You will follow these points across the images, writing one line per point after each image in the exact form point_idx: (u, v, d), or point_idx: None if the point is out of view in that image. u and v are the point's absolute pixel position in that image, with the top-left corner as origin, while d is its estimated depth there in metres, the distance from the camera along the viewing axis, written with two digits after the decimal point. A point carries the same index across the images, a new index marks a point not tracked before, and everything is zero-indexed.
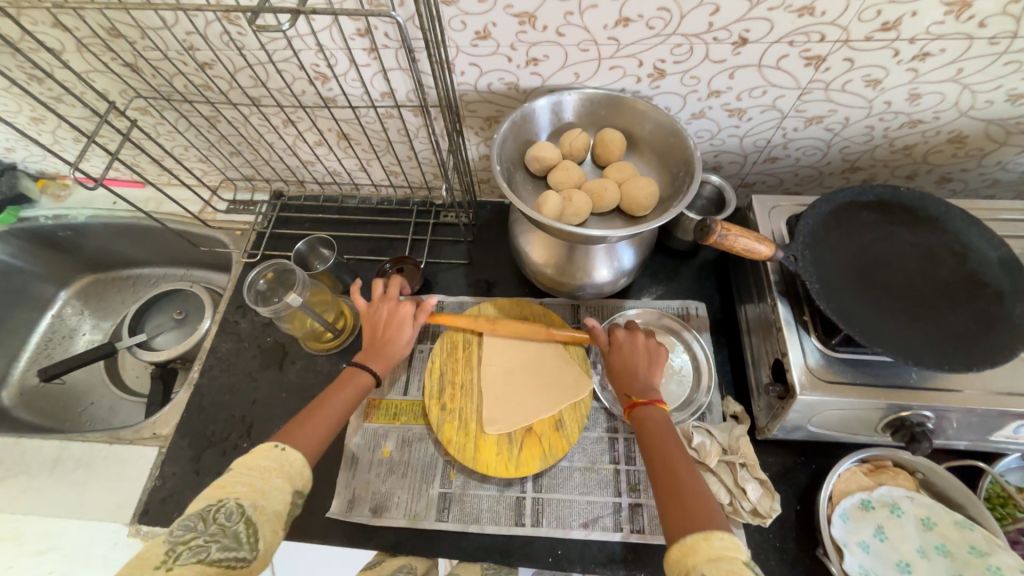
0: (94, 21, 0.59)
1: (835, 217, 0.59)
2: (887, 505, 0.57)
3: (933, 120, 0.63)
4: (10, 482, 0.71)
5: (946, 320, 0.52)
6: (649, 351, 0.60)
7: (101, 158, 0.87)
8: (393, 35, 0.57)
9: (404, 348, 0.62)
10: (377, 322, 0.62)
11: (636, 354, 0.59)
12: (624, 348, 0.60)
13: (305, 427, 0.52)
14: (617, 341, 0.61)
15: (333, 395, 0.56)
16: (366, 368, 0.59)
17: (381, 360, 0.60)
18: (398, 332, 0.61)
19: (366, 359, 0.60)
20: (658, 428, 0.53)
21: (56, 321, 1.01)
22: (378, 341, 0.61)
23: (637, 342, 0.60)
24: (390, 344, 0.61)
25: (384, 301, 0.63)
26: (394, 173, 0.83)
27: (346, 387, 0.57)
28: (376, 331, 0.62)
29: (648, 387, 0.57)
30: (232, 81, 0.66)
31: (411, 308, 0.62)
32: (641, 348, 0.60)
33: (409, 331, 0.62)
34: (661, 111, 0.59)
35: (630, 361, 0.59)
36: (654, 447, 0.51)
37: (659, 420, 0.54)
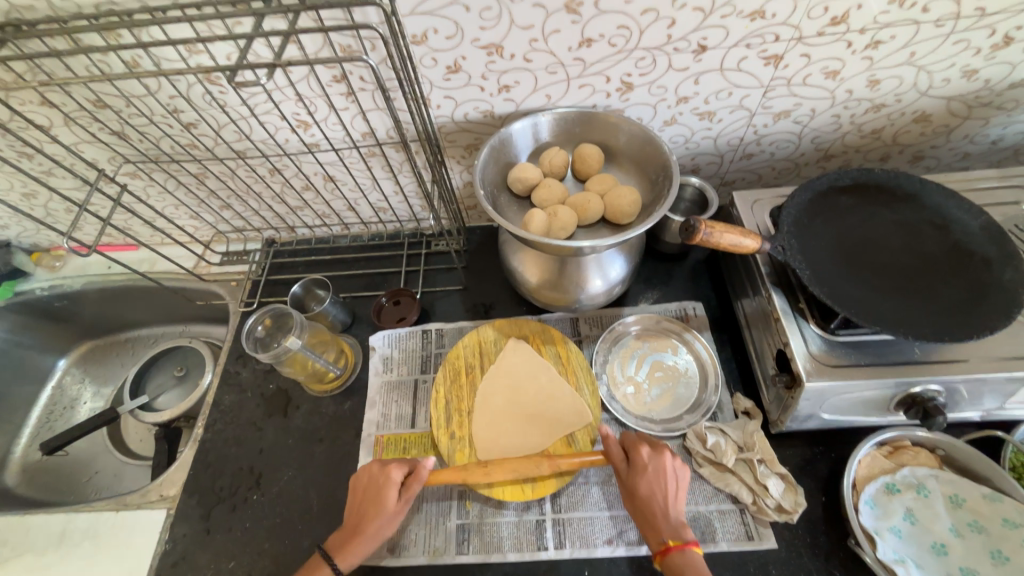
0: (80, 95, 0.62)
1: (817, 205, 0.60)
2: (913, 486, 0.55)
3: (896, 103, 0.65)
4: (17, 562, 0.69)
5: (938, 293, 0.53)
6: (674, 475, 0.53)
7: (93, 225, 0.88)
8: (367, 78, 0.59)
9: (388, 527, 0.54)
10: (361, 487, 0.56)
11: (660, 480, 0.52)
12: (649, 472, 0.52)
13: (324, 574, 0.52)
14: (639, 463, 0.53)
15: (358, 545, 0.53)
16: (332, 560, 0.52)
17: (363, 539, 0.53)
18: (381, 506, 0.53)
19: (336, 544, 0.54)
20: (645, 494, 0.52)
21: (56, 392, 1.00)
22: (354, 526, 0.54)
23: (665, 466, 0.53)
24: (380, 497, 0.54)
25: (365, 470, 0.57)
26: (382, 209, 0.85)
27: (371, 538, 0.53)
28: (356, 505, 0.55)
29: (677, 526, 0.50)
30: (217, 137, 0.68)
31: (396, 473, 0.55)
32: (667, 472, 0.53)
33: (394, 500, 0.54)
34: (633, 122, 0.61)
35: (655, 484, 0.52)
36: (642, 500, 0.52)
37: (650, 486, 0.52)
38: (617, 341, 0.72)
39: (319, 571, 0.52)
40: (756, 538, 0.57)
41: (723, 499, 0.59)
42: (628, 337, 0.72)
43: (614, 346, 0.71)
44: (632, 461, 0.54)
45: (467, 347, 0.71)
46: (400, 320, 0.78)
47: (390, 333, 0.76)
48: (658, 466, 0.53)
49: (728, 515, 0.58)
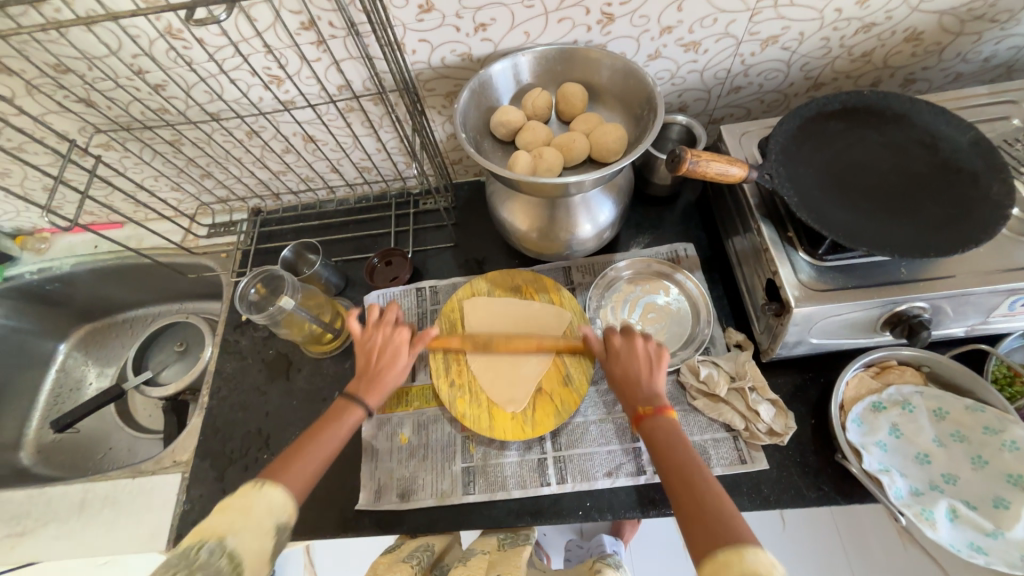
0: (39, 59, 0.59)
1: (805, 132, 0.59)
2: (899, 403, 0.57)
3: (886, 21, 0.63)
4: (44, 529, 0.72)
5: (925, 211, 0.53)
6: (647, 352, 0.54)
7: (74, 203, 0.86)
8: (337, 22, 0.57)
9: (400, 375, 0.58)
10: (371, 348, 0.59)
11: (634, 360, 0.54)
12: (622, 357, 0.54)
13: (304, 458, 0.49)
14: (613, 348, 0.56)
15: (331, 428, 0.53)
16: (359, 399, 0.56)
17: (375, 391, 0.56)
18: (393, 358, 0.58)
19: (358, 387, 0.57)
20: (623, 370, 0.54)
21: (61, 375, 1.01)
22: (372, 370, 0.58)
23: (637, 347, 0.55)
24: (384, 372, 0.58)
25: (378, 326, 0.60)
26: (365, 169, 0.83)
27: (341, 425, 0.53)
28: (372, 358, 0.58)
29: (654, 395, 0.51)
30: (188, 99, 0.66)
31: (405, 329, 0.60)
32: (639, 353, 0.54)
33: (406, 357, 0.59)
34: (615, 55, 0.59)
35: (629, 363, 0.54)
36: (621, 376, 0.53)
37: (626, 364, 0.54)
38: (609, 286, 0.72)
39: (298, 455, 0.49)
40: (749, 461, 0.59)
41: (717, 428, 0.62)
42: (621, 281, 0.72)
43: (606, 291, 0.72)
44: (611, 348, 0.56)
45: (460, 299, 0.71)
46: (394, 279, 0.78)
47: (384, 292, 0.77)
48: (631, 350, 0.55)
49: (722, 442, 0.61)
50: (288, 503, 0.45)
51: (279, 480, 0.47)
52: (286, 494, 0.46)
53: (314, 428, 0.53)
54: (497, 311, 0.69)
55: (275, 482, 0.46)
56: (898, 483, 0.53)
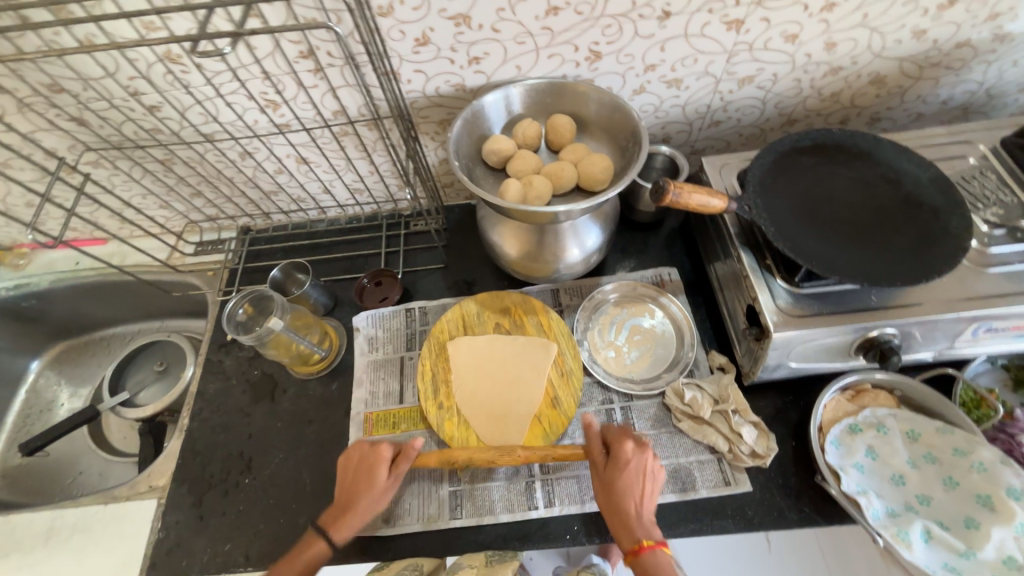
0: (34, 78, 0.60)
1: (780, 166, 0.62)
2: (874, 425, 0.59)
3: (852, 65, 0.67)
4: (5, 561, 0.68)
5: (893, 243, 0.56)
6: (646, 473, 0.53)
7: (57, 219, 0.85)
8: (336, 52, 0.59)
9: (377, 504, 0.56)
10: (351, 467, 0.59)
11: (641, 478, 0.53)
12: (627, 470, 0.53)
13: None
14: (624, 455, 0.53)
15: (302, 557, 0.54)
16: (325, 531, 0.55)
17: (342, 525, 0.55)
18: (369, 487, 0.56)
19: (329, 520, 0.56)
20: (620, 488, 0.52)
21: (31, 395, 0.98)
22: (344, 501, 0.57)
23: (643, 464, 0.53)
24: (359, 497, 0.56)
25: (361, 444, 0.59)
26: (357, 190, 0.84)
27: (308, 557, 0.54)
28: (347, 479, 0.58)
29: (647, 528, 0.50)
30: (183, 120, 0.67)
31: (388, 450, 0.58)
32: (646, 473, 0.53)
33: (385, 478, 0.57)
34: (603, 90, 0.62)
35: (633, 479, 0.53)
36: (616, 495, 0.52)
37: (625, 482, 0.52)
38: (596, 308, 0.74)
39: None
40: (733, 483, 0.60)
41: (702, 450, 0.63)
42: (608, 304, 0.74)
43: (593, 314, 0.74)
44: (612, 459, 0.54)
45: (450, 321, 0.72)
46: (383, 300, 0.78)
47: (373, 313, 0.77)
48: (640, 465, 0.53)
49: (707, 464, 0.62)
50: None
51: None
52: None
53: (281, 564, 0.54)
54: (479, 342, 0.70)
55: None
56: (875, 505, 0.55)
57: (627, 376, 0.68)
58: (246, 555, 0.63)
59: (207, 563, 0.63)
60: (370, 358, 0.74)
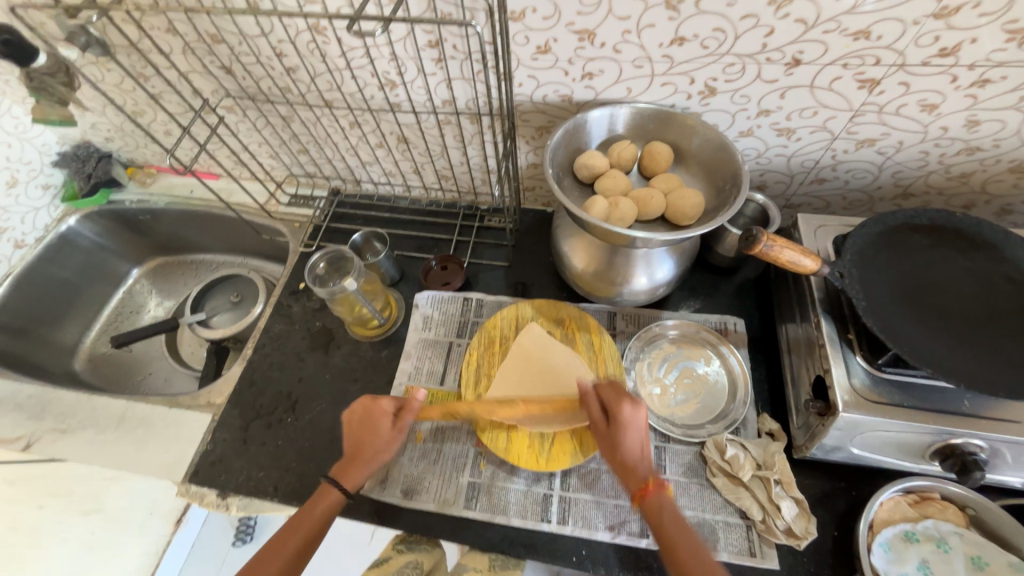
0: (202, 27, 0.68)
1: (885, 239, 0.58)
2: (933, 539, 0.54)
3: (992, 148, 0.62)
4: (80, 434, 0.78)
5: (1002, 349, 0.51)
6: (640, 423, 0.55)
7: (184, 150, 0.96)
8: (461, 47, 0.62)
9: (387, 449, 0.59)
10: (354, 421, 0.60)
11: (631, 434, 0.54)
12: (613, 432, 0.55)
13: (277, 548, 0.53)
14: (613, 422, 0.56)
15: (315, 506, 0.56)
16: (340, 484, 0.57)
17: (352, 473, 0.58)
18: (376, 433, 0.59)
19: (340, 471, 0.58)
20: (622, 445, 0.54)
21: (126, 296, 1.10)
22: (354, 448, 0.59)
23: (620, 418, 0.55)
24: (362, 446, 0.59)
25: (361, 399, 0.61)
26: (444, 176, 0.88)
27: (325, 502, 0.56)
28: (353, 433, 0.60)
29: (651, 471, 0.53)
30: (311, 84, 0.73)
31: (388, 403, 0.60)
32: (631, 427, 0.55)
33: (388, 429, 0.59)
34: (710, 127, 0.61)
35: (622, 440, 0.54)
36: (620, 456, 0.54)
37: (627, 438, 0.54)
38: (651, 341, 0.73)
39: (278, 545, 0.53)
40: (759, 556, 0.57)
41: (731, 512, 0.60)
42: (664, 339, 0.73)
43: (647, 345, 0.72)
44: (611, 418, 0.56)
45: (504, 319, 0.74)
46: (444, 284, 0.81)
47: (435, 295, 0.80)
48: (628, 423, 0.55)
49: (734, 528, 0.59)
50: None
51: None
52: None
53: (296, 517, 0.56)
54: (534, 344, 0.70)
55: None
56: None
57: (668, 416, 0.66)
58: (274, 486, 0.68)
59: (240, 484, 0.69)
60: (421, 335, 0.77)
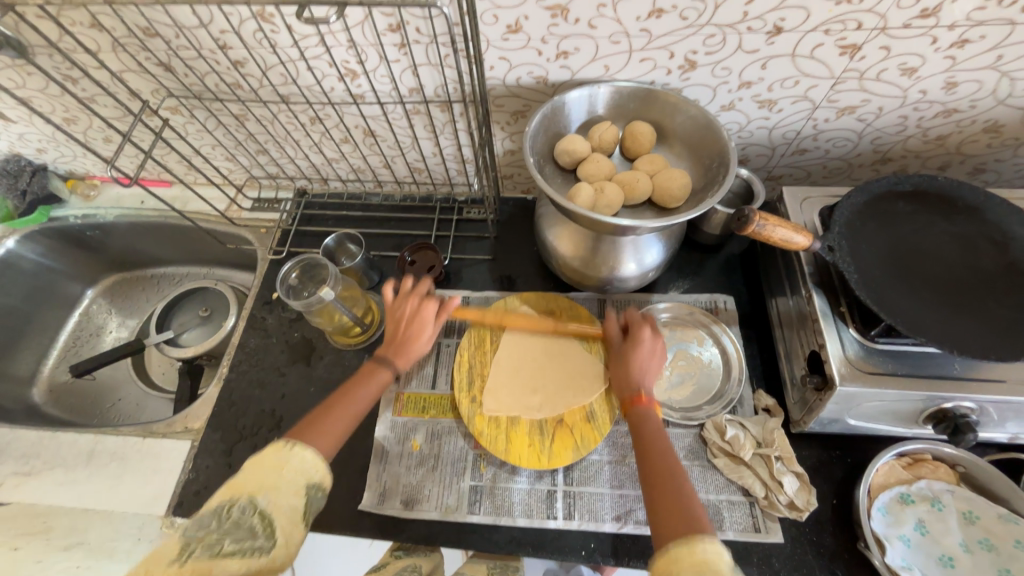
0: (131, 21, 0.61)
1: (871, 208, 0.58)
2: (928, 499, 0.56)
3: (969, 109, 0.62)
4: (47, 474, 0.72)
5: (988, 311, 0.51)
6: (653, 348, 0.58)
7: (128, 157, 0.88)
8: (424, 30, 0.58)
9: (427, 344, 0.61)
10: (398, 314, 0.61)
11: (650, 358, 0.58)
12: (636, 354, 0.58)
13: (323, 428, 0.50)
14: (637, 338, 0.59)
15: (362, 388, 0.56)
16: (389, 364, 0.58)
17: (402, 355, 0.59)
18: (421, 328, 0.60)
19: (388, 353, 0.59)
20: (636, 360, 0.57)
21: (83, 319, 1.03)
22: (399, 339, 0.60)
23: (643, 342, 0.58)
24: (411, 342, 0.60)
25: (406, 299, 0.62)
26: (417, 169, 0.83)
27: (372, 383, 0.56)
28: (397, 326, 0.61)
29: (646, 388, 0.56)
30: (263, 78, 0.67)
31: (433, 305, 0.61)
32: (657, 353, 0.58)
33: (431, 328, 0.61)
34: (693, 103, 0.59)
35: (641, 361, 0.57)
36: (630, 361, 0.58)
37: (640, 357, 0.57)
38: None
39: (327, 416, 0.52)
40: (763, 531, 0.58)
41: (734, 491, 0.60)
42: (656, 323, 0.72)
43: None
44: (629, 337, 0.60)
45: (493, 315, 0.71)
46: (430, 268, 0.78)
47: None
48: (652, 346, 0.58)
49: (737, 506, 0.59)
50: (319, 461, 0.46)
51: (307, 442, 0.47)
52: (316, 454, 0.46)
53: (340, 393, 0.55)
54: (531, 334, 0.69)
55: (305, 444, 0.47)
56: None
57: (666, 401, 0.66)
58: None
59: None
60: None
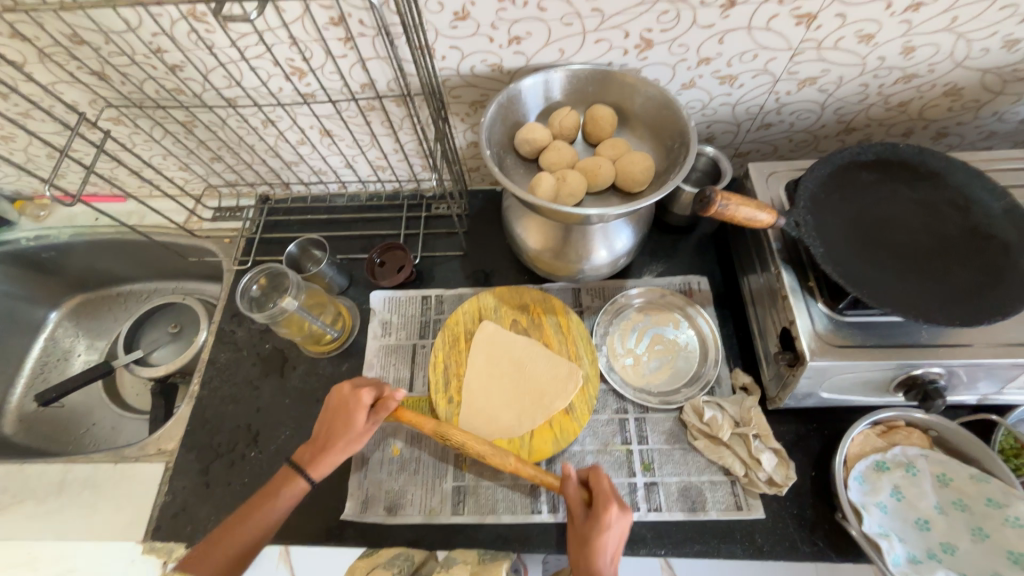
0: (55, 29, 0.57)
1: (835, 180, 0.57)
2: (902, 465, 0.56)
3: (928, 73, 0.61)
4: (19, 508, 0.70)
5: (952, 277, 0.51)
6: (620, 534, 0.50)
7: (76, 173, 0.84)
8: (368, 21, 0.55)
9: (350, 449, 0.55)
10: (334, 406, 0.57)
11: (612, 530, 0.49)
12: (598, 522, 0.49)
13: (212, 552, 0.52)
14: (603, 517, 0.49)
15: (268, 505, 0.54)
16: (303, 472, 0.56)
17: (318, 465, 0.55)
18: (347, 428, 0.55)
19: (303, 459, 0.56)
20: (593, 551, 0.49)
21: (49, 344, 0.99)
22: (322, 440, 0.56)
23: (608, 517, 0.49)
24: (330, 453, 0.55)
25: (342, 389, 0.57)
26: (380, 167, 0.81)
27: (285, 497, 0.55)
28: (328, 428, 0.56)
29: (607, 563, 0.49)
30: (205, 82, 0.64)
31: (365, 397, 0.55)
32: (615, 532, 0.50)
33: (363, 422, 0.56)
34: (651, 83, 0.58)
35: (600, 537, 0.49)
36: (586, 551, 0.49)
37: (600, 553, 0.48)
38: (619, 313, 0.71)
39: (239, 524, 0.53)
40: (745, 508, 0.58)
41: (715, 471, 0.61)
42: (631, 309, 0.71)
43: (615, 318, 0.71)
44: (594, 512, 0.51)
45: (466, 313, 0.70)
46: (400, 269, 0.77)
47: (390, 296, 0.76)
48: (617, 527, 0.50)
49: (719, 486, 0.60)
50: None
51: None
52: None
53: (257, 499, 0.55)
54: (504, 333, 0.68)
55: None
56: (897, 550, 0.52)
57: (644, 387, 0.66)
58: None
59: (210, 531, 0.64)
60: (382, 343, 0.73)
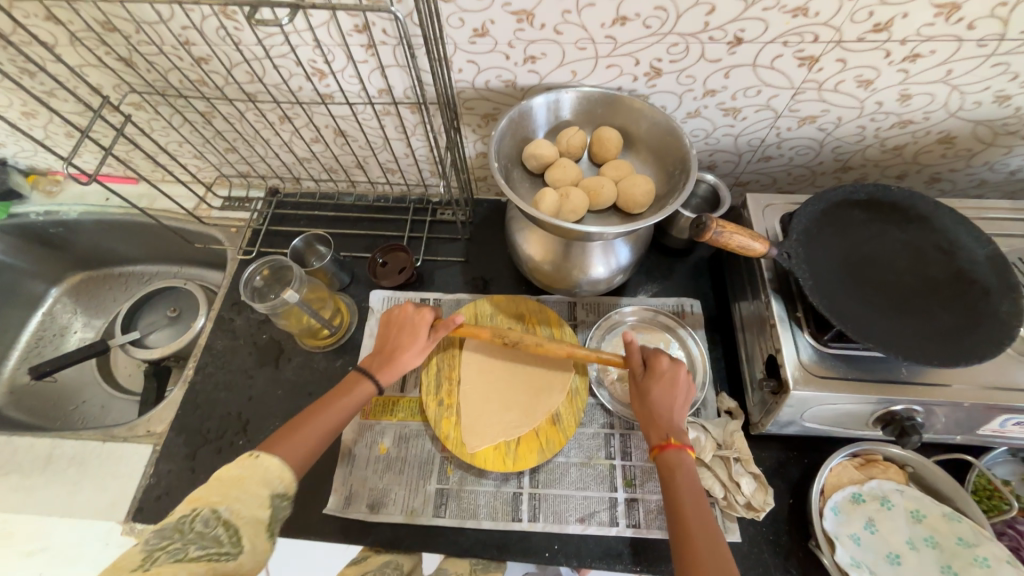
0: (89, 16, 0.59)
1: (828, 216, 0.60)
2: (878, 498, 0.58)
3: (923, 121, 0.64)
4: (3, 480, 0.70)
5: (934, 318, 0.53)
6: (686, 388, 0.55)
7: (92, 153, 0.86)
8: (390, 31, 0.57)
9: (416, 358, 0.60)
10: (393, 321, 0.62)
11: (672, 389, 0.55)
12: (665, 381, 0.55)
13: (301, 437, 0.51)
14: (658, 369, 0.56)
15: (347, 396, 0.56)
16: (371, 376, 0.58)
17: (387, 370, 0.59)
18: (414, 338, 0.60)
19: (374, 366, 0.59)
20: (655, 399, 0.55)
21: (47, 319, 1.00)
22: (389, 349, 0.60)
23: (680, 376, 0.55)
24: (400, 353, 0.59)
25: (404, 305, 0.62)
26: (390, 170, 0.83)
27: (354, 395, 0.57)
28: (389, 336, 0.61)
29: (679, 429, 0.53)
30: (228, 76, 0.66)
31: (428, 313, 0.61)
32: (679, 384, 0.55)
33: (426, 338, 0.60)
34: (657, 110, 0.60)
35: (667, 390, 0.55)
36: (652, 404, 0.55)
37: (660, 394, 0.55)
38: (611, 329, 0.73)
39: (304, 425, 0.52)
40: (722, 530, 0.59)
41: None
42: (624, 326, 0.73)
43: (607, 334, 0.72)
44: (650, 370, 0.56)
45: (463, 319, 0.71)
46: (400, 271, 0.78)
47: (390, 296, 0.77)
48: (673, 377, 0.55)
49: None
50: (288, 470, 0.45)
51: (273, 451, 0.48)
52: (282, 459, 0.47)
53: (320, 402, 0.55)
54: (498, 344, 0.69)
55: (271, 453, 0.46)
56: None
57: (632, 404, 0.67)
58: None
59: None
60: None
